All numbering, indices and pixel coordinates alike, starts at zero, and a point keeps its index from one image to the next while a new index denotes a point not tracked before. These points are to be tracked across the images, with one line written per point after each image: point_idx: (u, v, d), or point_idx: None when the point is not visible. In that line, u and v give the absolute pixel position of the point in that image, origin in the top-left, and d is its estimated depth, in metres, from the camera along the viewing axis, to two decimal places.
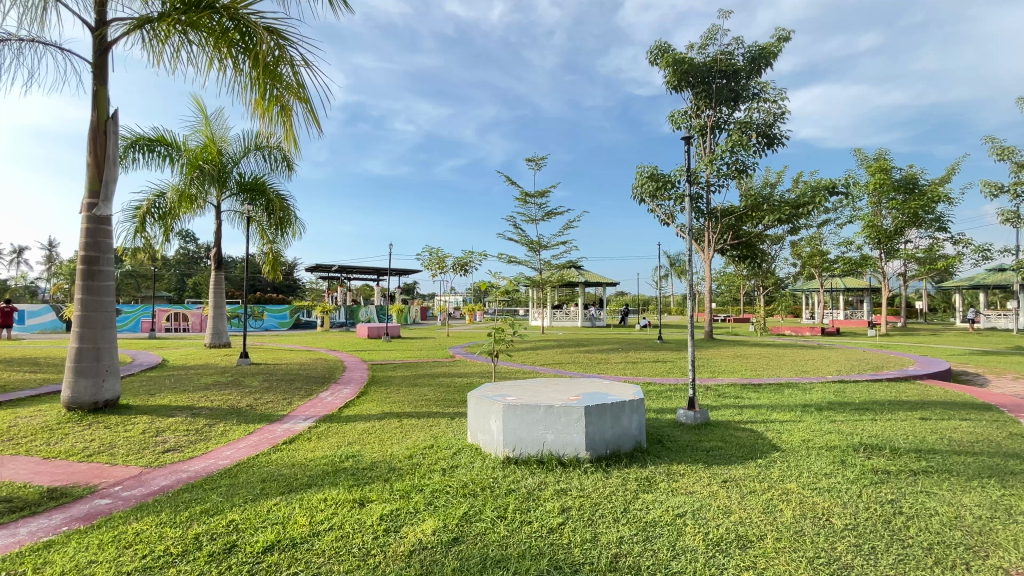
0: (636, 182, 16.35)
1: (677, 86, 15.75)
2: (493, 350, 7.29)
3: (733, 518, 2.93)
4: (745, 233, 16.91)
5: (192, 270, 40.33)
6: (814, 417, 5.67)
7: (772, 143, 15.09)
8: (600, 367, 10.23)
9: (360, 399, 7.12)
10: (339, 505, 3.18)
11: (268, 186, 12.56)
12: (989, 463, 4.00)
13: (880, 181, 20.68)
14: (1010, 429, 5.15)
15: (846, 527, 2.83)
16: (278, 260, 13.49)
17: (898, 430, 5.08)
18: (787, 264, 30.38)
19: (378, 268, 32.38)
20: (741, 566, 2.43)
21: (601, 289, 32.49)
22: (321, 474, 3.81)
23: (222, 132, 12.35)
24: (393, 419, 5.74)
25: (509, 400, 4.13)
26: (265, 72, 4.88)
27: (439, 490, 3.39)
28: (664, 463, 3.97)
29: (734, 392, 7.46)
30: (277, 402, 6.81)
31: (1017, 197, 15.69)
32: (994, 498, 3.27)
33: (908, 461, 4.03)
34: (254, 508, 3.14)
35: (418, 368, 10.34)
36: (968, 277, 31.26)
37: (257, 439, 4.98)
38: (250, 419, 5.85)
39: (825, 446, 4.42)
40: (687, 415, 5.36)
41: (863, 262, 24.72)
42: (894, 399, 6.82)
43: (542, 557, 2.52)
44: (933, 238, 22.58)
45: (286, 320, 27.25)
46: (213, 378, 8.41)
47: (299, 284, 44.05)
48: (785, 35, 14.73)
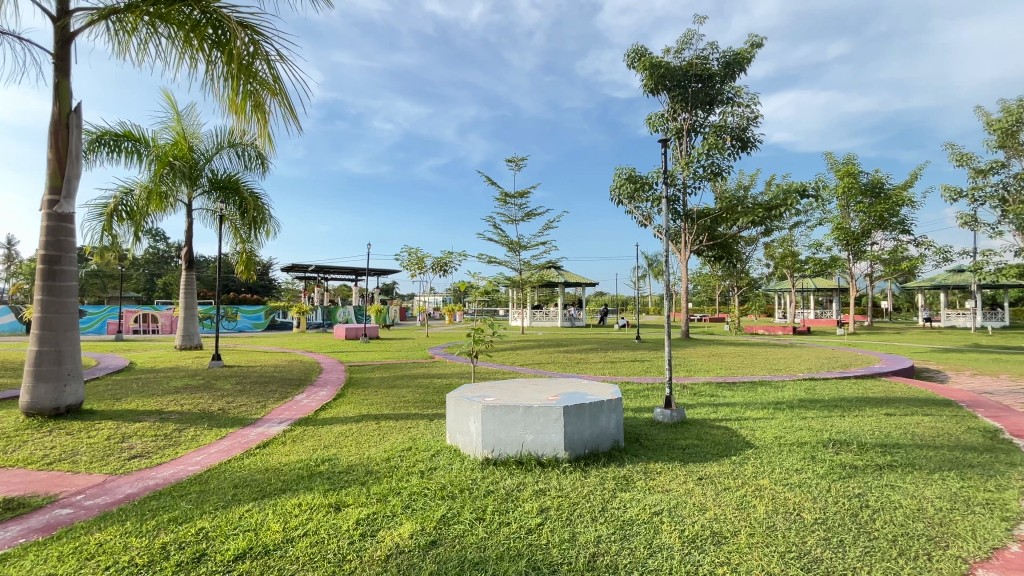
0: (614, 183, 16.52)
1: (654, 89, 16.00)
2: (472, 350, 7.24)
3: (708, 515, 2.99)
4: (720, 234, 17.24)
5: (162, 269, 39.07)
6: (786, 414, 5.84)
7: (746, 146, 15.42)
8: (578, 367, 10.32)
9: (338, 401, 7.01)
10: (315, 510, 3.12)
11: (242, 185, 12.24)
12: (949, 456, 4.17)
13: (848, 184, 21.43)
14: (968, 424, 5.39)
15: (815, 521, 2.91)
16: (252, 259, 13.15)
17: (865, 426, 5.26)
18: (760, 264, 31.19)
19: (356, 269, 32.00)
20: (716, 563, 2.47)
21: (581, 289, 32.70)
22: (295, 479, 3.72)
23: (194, 128, 12.01)
24: (371, 421, 5.66)
25: (488, 400, 4.13)
26: (239, 67, 4.74)
27: (417, 493, 3.36)
28: (641, 462, 4.01)
29: (709, 390, 7.57)
30: (251, 405, 6.64)
31: (974, 201, 16.47)
32: (954, 490, 3.41)
33: (873, 456, 4.17)
34: (225, 516, 3.05)
35: (397, 369, 10.25)
36: (930, 278, 32.57)
37: (229, 444, 4.85)
38: (223, 423, 5.70)
39: (796, 442, 4.54)
40: (664, 414, 5.44)
41: (833, 263, 25.53)
42: (861, 396, 7.07)
43: (521, 559, 2.51)
44: (897, 240, 23.48)
45: (261, 320, 26.71)
46: (183, 381, 8.17)
47: (275, 283, 43.11)
48: (758, 41, 15.11)
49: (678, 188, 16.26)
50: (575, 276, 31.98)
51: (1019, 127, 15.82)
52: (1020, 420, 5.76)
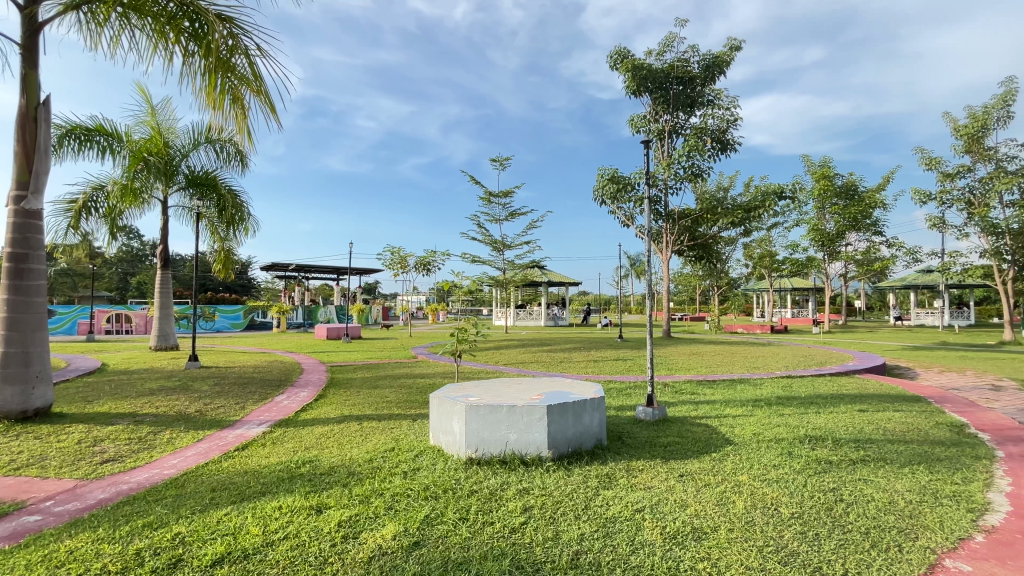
0: (597, 183, 16.64)
1: (636, 91, 16.17)
2: (455, 350, 7.20)
3: (688, 511, 3.03)
4: (700, 234, 17.49)
5: (136, 268, 37.93)
6: (764, 411, 5.95)
7: (725, 148, 15.68)
8: (561, 366, 10.38)
9: (319, 402, 6.91)
10: (296, 512, 3.08)
11: (220, 182, 11.97)
12: (919, 451, 4.32)
13: (824, 187, 21.99)
14: (936, 419, 5.58)
15: (792, 516, 2.98)
16: (230, 258, 12.89)
17: (839, 421, 5.40)
18: (739, 264, 31.79)
19: (338, 268, 31.63)
20: (696, 558, 2.51)
21: (564, 288, 32.84)
22: (275, 481, 3.67)
23: (170, 123, 11.72)
24: (353, 422, 5.60)
25: (471, 400, 4.11)
26: (218, 62, 4.62)
27: (400, 493, 3.34)
28: (623, 459, 4.06)
29: (690, 388, 7.68)
30: (229, 407, 6.51)
31: (943, 204, 17.05)
32: (924, 483, 3.53)
33: (847, 451, 4.29)
34: (202, 520, 2.99)
35: (380, 369, 10.15)
36: (901, 278, 33.61)
37: (206, 446, 4.75)
38: (200, 425, 5.57)
39: (773, 439, 4.64)
40: (646, 412, 5.50)
41: (809, 263, 26.16)
42: (836, 393, 7.25)
43: (504, 558, 2.52)
44: (870, 241, 24.17)
45: (240, 320, 26.19)
46: (158, 383, 7.96)
47: (254, 283, 42.28)
48: (738, 45, 15.36)
49: (660, 189, 16.47)
50: (559, 275, 32.14)
51: (985, 133, 16.43)
52: (985, 414, 5.98)
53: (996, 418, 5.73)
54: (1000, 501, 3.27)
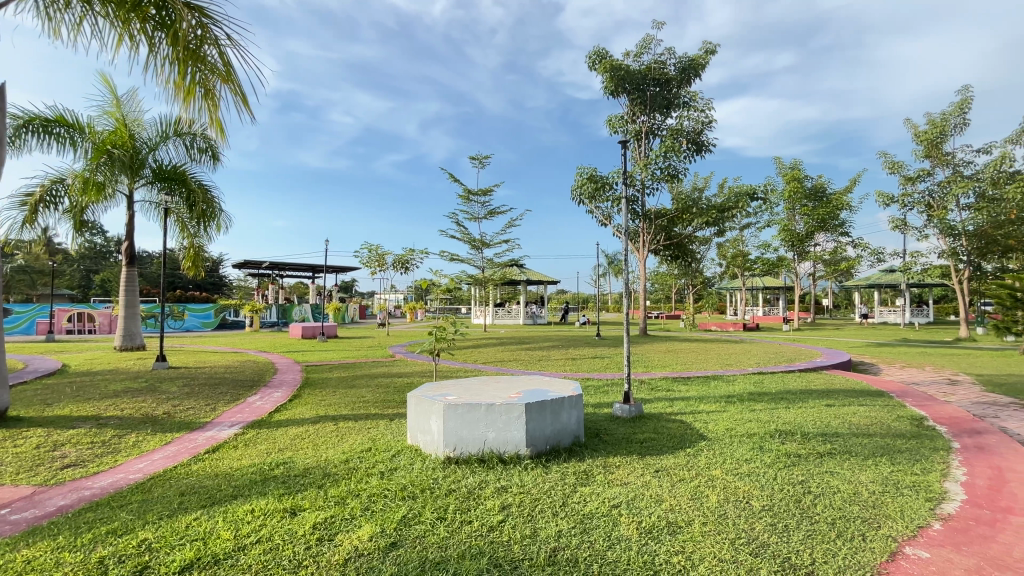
0: (576, 183, 16.75)
1: (614, 91, 16.34)
2: (434, 349, 7.15)
3: (663, 506, 3.09)
4: (676, 234, 17.81)
5: (100, 265, 36.46)
6: (737, 407, 6.11)
7: (701, 149, 15.98)
8: (539, 364, 10.42)
9: (293, 402, 6.78)
10: (269, 515, 3.01)
11: (189, 176, 11.59)
12: (882, 443, 4.50)
13: (794, 189, 22.66)
14: (898, 412, 5.83)
15: (763, 508, 3.07)
16: (200, 255, 12.49)
17: (807, 416, 5.58)
18: (714, 264, 32.52)
19: (313, 266, 31.06)
20: (671, 551, 2.56)
21: (543, 286, 32.98)
22: (247, 483, 3.58)
23: (136, 115, 11.29)
24: (329, 422, 5.52)
25: (449, 400, 4.08)
26: (186, 53, 4.46)
27: (376, 494, 3.30)
28: (600, 456, 4.10)
29: (666, 385, 7.84)
30: (198, 408, 6.32)
31: (905, 206, 17.77)
32: (886, 474, 3.69)
33: (814, 444, 4.44)
34: (170, 525, 2.90)
35: (357, 369, 10.02)
36: (866, 278, 34.87)
37: (175, 450, 4.61)
38: (168, 427, 5.41)
39: (745, 433, 4.76)
40: (623, 409, 5.57)
41: (779, 262, 26.96)
42: (805, 388, 7.50)
43: (482, 556, 2.52)
44: (837, 241, 25.00)
45: (210, 320, 25.47)
46: (123, 384, 7.66)
47: (226, 281, 41.16)
48: (713, 48, 15.66)
49: (637, 189, 16.70)
50: (537, 274, 32.27)
51: (944, 139, 17.15)
52: (942, 408, 6.26)
53: (952, 411, 6.00)
54: (956, 490, 3.43)
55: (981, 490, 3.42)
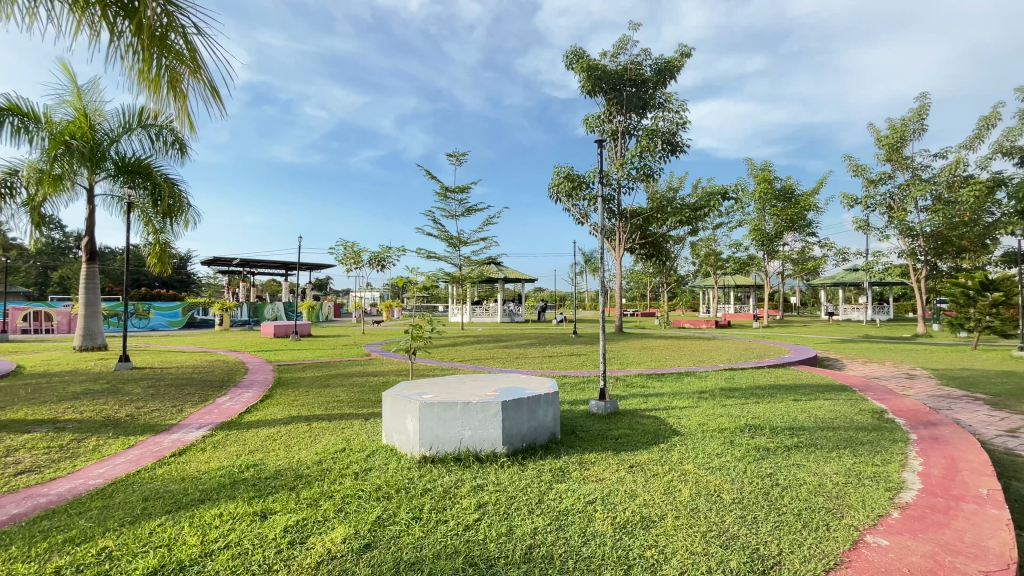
0: (553, 181, 16.83)
1: (591, 91, 16.48)
2: (410, 348, 7.08)
3: (637, 501, 3.14)
4: (651, 233, 18.09)
5: (58, 262, 34.80)
6: (709, 402, 6.25)
7: (675, 150, 16.26)
8: (517, 362, 10.45)
9: (264, 403, 6.63)
10: (238, 519, 2.93)
11: (154, 170, 11.14)
12: (846, 436, 4.67)
13: (764, 189, 23.29)
14: (861, 406, 6.06)
15: (733, 501, 3.15)
16: (167, 252, 12.04)
17: (776, 410, 5.76)
18: (688, 262, 33.20)
19: (286, 263, 30.36)
20: (645, 545, 2.60)
21: (520, 284, 33.07)
22: (215, 487, 3.48)
23: (97, 106, 10.79)
24: (302, 423, 5.41)
25: (425, 399, 4.04)
26: (150, 40, 4.24)
27: (351, 495, 3.25)
28: (576, 453, 4.13)
29: (640, 381, 7.96)
30: (164, 410, 6.09)
31: (868, 208, 18.47)
32: (849, 466, 3.83)
33: (782, 438, 4.58)
34: (132, 532, 2.79)
35: (331, 368, 9.85)
36: (831, 276, 36.18)
37: (139, 453, 4.44)
38: (131, 430, 5.21)
39: (717, 428, 4.87)
40: (599, 405, 5.62)
41: (750, 261, 27.70)
42: (773, 384, 7.74)
43: (458, 556, 2.50)
44: (805, 241, 25.84)
45: (178, 319, 24.64)
46: (83, 385, 7.34)
47: (194, 278, 39.85)
48: (687, 51, 15.94)
49: (613, 188, 16.88)
50: (515, 272, 32.32)
51: (904, 143, 17.90)
52: (901, 401, 6.55)
53: (910, 404, 6.28)
54: (913, 479, 3.59)
55: (936, 479, 3.59)
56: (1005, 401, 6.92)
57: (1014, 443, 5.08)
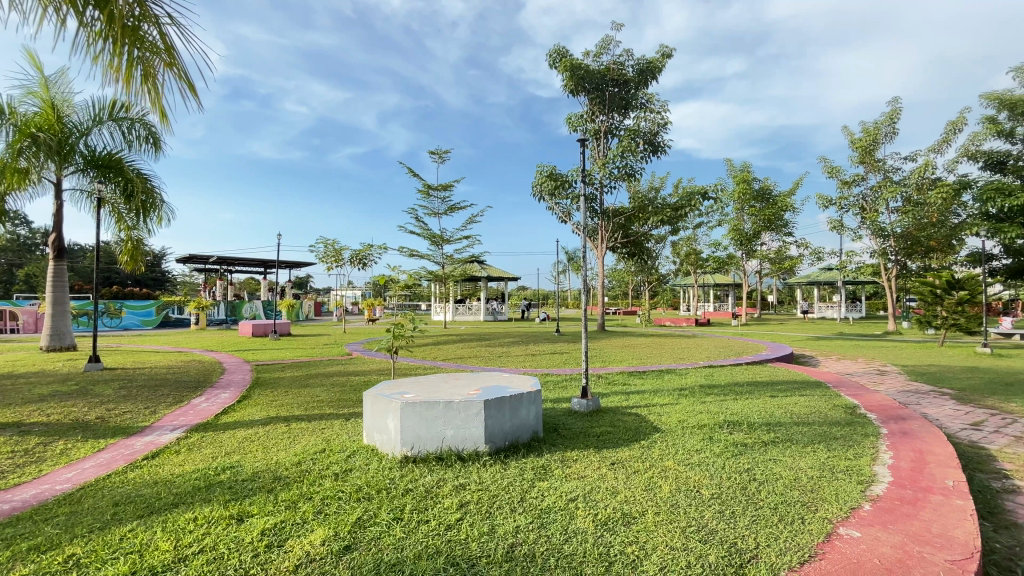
0: (536, 180, 16.86)
1: (574, 90, 16.55)
2: (391, 347, 7.00)
3: (618, 498, 3.16)
4: (633, 232, 18.26)
5: (24, 259, 33.51)
6: (688, 399, 6.34)
7: (656, 150, 16.42)
8: (499, 361, 10.45)
9: (242, 404, 6.48)
10: (213, 523, 2.86)
11: (126, 164, 10.78)
12: (820, 431, 4.80)
13: (743, 190, 23.73)
14: (835, 402, 6.23)
15: (711, 496, 3.20)
16: (139, 249, 11.67)
17: (753, 406, 5.86)
18: (668, 261, 33.64)
19: (265, 260, 29.80)
20: (625, 542, 2.63)
21: (503, 283, 33.05)
22: (189, 490, 3.39)
23: (65, 97, 10.41)
24: (281, 424, 5.30)
25: (407, 397, 4.01)
26: (122, 30, 4.08)
27: (330, 496, 3.21)
28: (558, 451, 4.15)
29: (622, 379, 8.03)
30: (136, 412, 5.92)
31: (842, 208, 18.98)
32: (823, 460, 3.93)
33: (759, 434, 4.67)
34: (102, 538, 2.71)
35: (310, 367, 9.69)
36: (807, 275, 37.07)
37: (109, 456, 4.30)
38: (102, 433, 5.04)
39: (696, 425, 4.95)
40: (581, 403, 5.64)
41: (729, 260, 28.20)
42: (751, 380, 7.89)
43: (439, 556, 2.49)
44: (781, 241, 26.41)
45: (151, 318, 23.95)
46: (51, 387, 7.08)
47: (168, 276, 38.79)
48: (669, 52, 16.11)
49: (595, 187, 17.01)
50: (498, 271, 32.28)
51: (876, 146, 18.42)
52: (873, 396, 6.75)
53: (881, 400, 6.48)
54: (883, 472, 3.70)
55: (905, 471, 3.71)
56: (970, 396, 7.18)
57: (978, 436, 5.28)
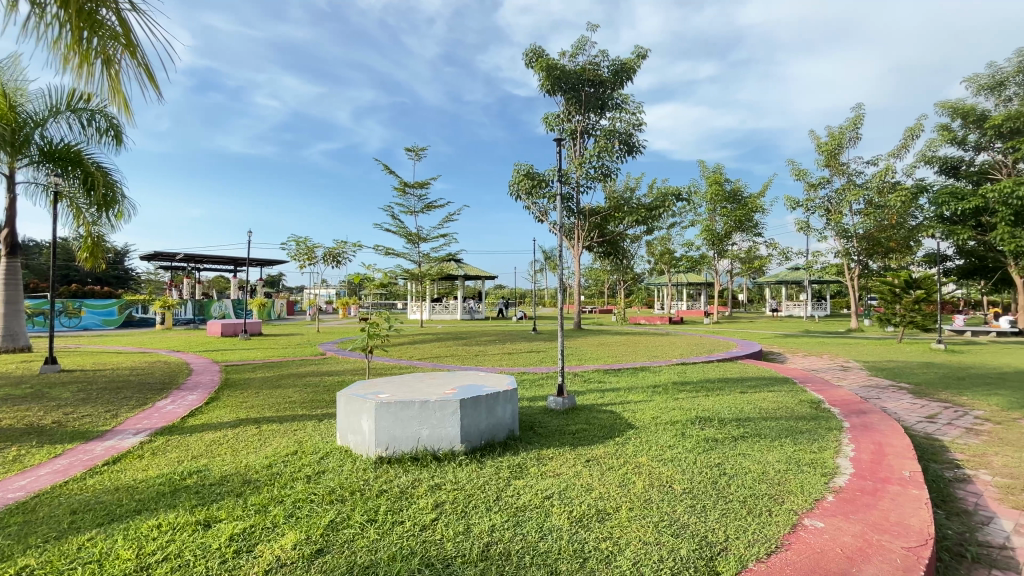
0: (513, 179, 16.87)
1: (550, 90, 16.65)
2: (366, 346, 6.91)
3: (593, 495, 3.20)
4: (609, 232, 18.48)
5: None
6: (662, 396, 6.46)
7: (632, 150, 16.61)
8: (476, 360, 10.41)
9: (210, 406, 6.28)
10: (178, 529, 2.77)
11: (85, 157, 10.29)
12: (786, 425, 4.96)
13: (715, 191, 24.30)
14: (801, 397, 6.44)
15: (683, 491, 3.27)
16: (100, 245, 11.18)
17: (724, 403, 6.01)
18: (643, 260, 34.16)
19: (235, 258, 28.99)
20: (600, 538, 2.66)
21: (480, 282, 32.97)
22: (153, 496, 3.27)
23: (18, 86, 9.88)
24: (251, 426, 5.17)
25: (381, 397, 3.96)
26: (79, 15, 3.89)
27: (302, 499, 3.14)
28: (534, 448, 4.18)
29: (598, 377, 8.12)
30: (96, 416, 5.67)
31: (808, 210, 19.64)
32: (789, 453, 4.06)
33: (730, 429, 4.79)
34: (58, 548, 2.59)
35: (282, 368, 9.47)
36: (775, 275, 38.20)
37: (67, 462, 4.12)
38: (59, 438, 4.82)
39: (669, 421, 5.05)
40: (557, 402, 5.68)
41: (701, 260, 28.84)
42: (722, 377, 8.10)
43: (413, 556, 2.47)
44: (751, 241, 27.15)
45: (113, 317, 23.00)
46: (2, 391, 6.72)
47: (132, 274, 37.31)
48: (643, 53, 16.34)
49: (571, 187, 17.14)
50: (475, 270, 32.17)
51: (840, 150, 19.11)
52: (836, 391, 7.01)
53: (844, 395, 6.75)
54: (846, 464, 3.85)
55: (865, 463, 3.87)
56: (926, 390, 7.54)
57: (932, 428, 5.55)
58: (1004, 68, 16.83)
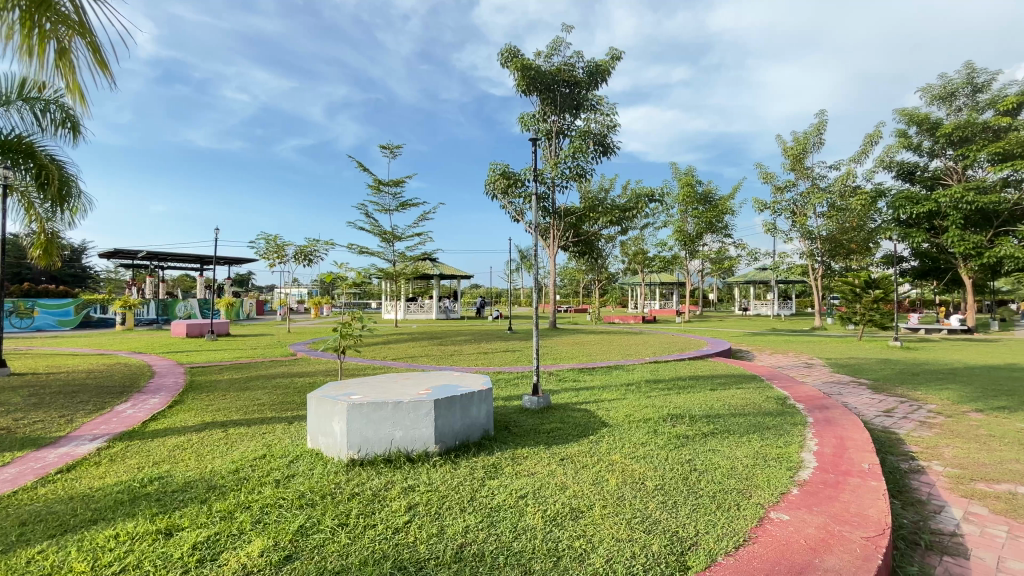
0: (488, 178, 16.81)
1: (526, 90, 16.70)
2: (338, 347, 6.78)
3: (567, 493, 3.22)
4: (584, 231, 18.63)
5: None
6: (635, 394, 6.56)
7: (607, 151, 16.82)
8: (451, 360, 10.34)
9: (174, 409, 6.06)
10: (137, 539, 2.66)
11: (39, 149, 9.73)
12: (754, 421, 5.10)
13: (687, 193, 24.83)
14: (768, 393, 6.62)
15: (655, 487, 3.33)
16: (54, 243, 10.58)
17: (695, 400, 6.14)
18: (618, 260, 34.59)
19: (201, 256, 28.01)
20: (573, 536, 2.68)
21: (455, 282, 32.78)
22: (111, 505, 3.13)
23: None
24: (217, 430, 5.00)
25: (354, 399, 3.89)
26: None
27: (270, 504, 3.05)
28: (509, 448, 4.17)
29: (572, 376, 8.18)
30: (49, 421, 5.38)
31: (775, 212, 20.27)
32: (756, 448, 4.18)
33: (700, 426, 4.90)
34: (3, 562, 2.44)
35: (251, 369, 9.20)
36: (744, 274, 39.21)
37: (16, 471, 3.89)
38: (7, 445, 4.56)
39: (642, 419, 5.12)
40: (532, 401, 5.70)
41: (674, 260, 29.37)
42: (693, 375, 8.27)
43: (385, 560, 2.43)
44: (722, 242, 27.82)
45: (70, 318, 21.93)
46: None
47: (90, 272, 35.65)
48: (617, 55, 16.55)
49: (547, 186, 17.21)
50: (450, 270, 31.93)
51: (805, 155, 19.78)
52: (801, 388, 7.25)
53: (808, 391, 6.98)
54: (809, 458, 3.98)
55: (828, 456, 4.02)
56: (883, 386, 7.87)
57: (890, 422, 5.81)
58: (955, 79, 17.73)
